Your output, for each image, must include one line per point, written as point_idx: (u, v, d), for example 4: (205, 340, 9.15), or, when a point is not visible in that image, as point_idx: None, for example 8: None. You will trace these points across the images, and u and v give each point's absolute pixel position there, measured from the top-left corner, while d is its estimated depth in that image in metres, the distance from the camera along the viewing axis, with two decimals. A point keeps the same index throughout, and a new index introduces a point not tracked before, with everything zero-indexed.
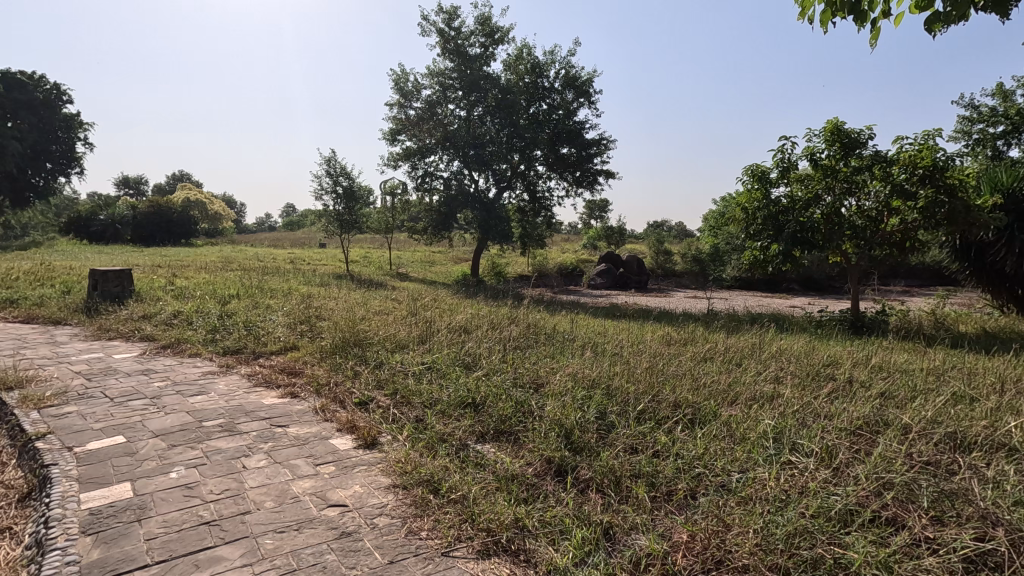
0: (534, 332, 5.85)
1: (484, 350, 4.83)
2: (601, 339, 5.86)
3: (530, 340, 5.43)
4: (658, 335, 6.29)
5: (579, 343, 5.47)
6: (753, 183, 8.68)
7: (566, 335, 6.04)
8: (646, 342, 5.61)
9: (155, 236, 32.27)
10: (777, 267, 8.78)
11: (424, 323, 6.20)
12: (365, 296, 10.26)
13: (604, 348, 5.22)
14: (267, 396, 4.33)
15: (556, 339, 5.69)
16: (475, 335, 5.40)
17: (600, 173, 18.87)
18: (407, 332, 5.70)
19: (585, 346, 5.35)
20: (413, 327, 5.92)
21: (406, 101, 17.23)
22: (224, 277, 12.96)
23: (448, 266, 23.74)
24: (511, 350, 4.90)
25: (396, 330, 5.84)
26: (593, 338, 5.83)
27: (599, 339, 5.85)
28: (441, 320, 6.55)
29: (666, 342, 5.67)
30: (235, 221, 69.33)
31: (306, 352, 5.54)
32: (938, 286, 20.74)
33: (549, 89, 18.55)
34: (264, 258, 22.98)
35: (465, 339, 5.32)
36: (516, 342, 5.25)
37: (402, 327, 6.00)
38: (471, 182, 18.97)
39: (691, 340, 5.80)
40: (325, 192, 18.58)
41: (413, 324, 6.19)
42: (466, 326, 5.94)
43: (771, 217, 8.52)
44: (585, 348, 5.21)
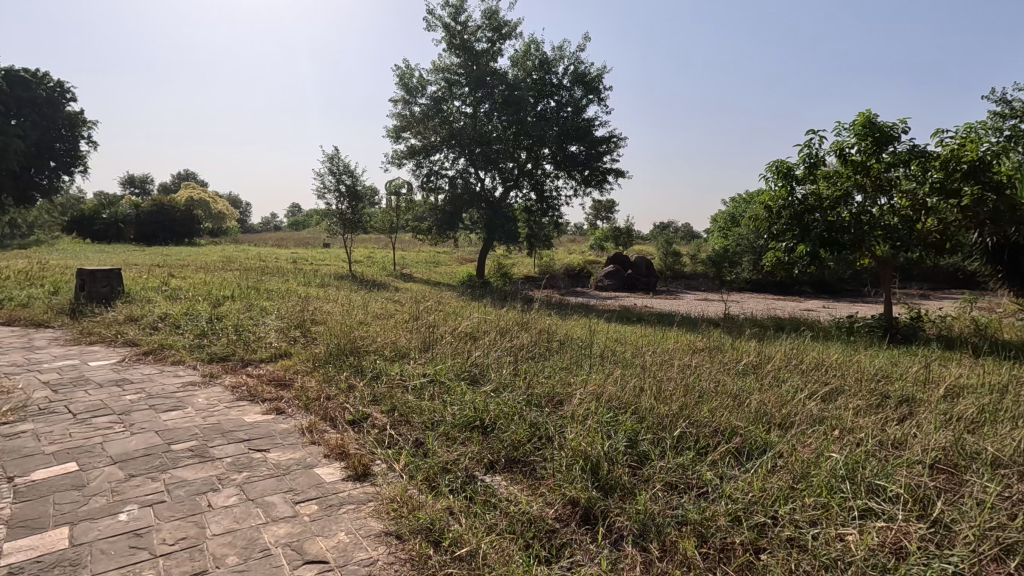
0: (546, 340, 5.38)
1: (492, 361, 4.36)
2: (618, 348, 5.38)
3: (542, 349, 4.96)
4: (680, 343, 5.80)
5: (597, 352, 4.99)
6: (777, 181, 8.14)
7: (581, 342, 5.57)
8: (670, 352, 5.13)
9: (157, 235, 32.05)
10: (802, 269, 8.25)
11: (427, 329, 5.75)
12: (367, 298, 9.82)
13: (626, 359, 4.75)
14: (250, 413, 3.87)
15: (572, 348, 5.21)
16: (483, 343, 4.93)
17: (609, 172, 18.36)
18: (409, 340, 5.24)
19: (604, 357, 4.86)
20: (415, 334, 5.47)
21: (410, 98, 16.81)
22: (221, 277, 12.56)
23: (453, 267, 23.32)
24: (522, 361, 4.43)
25: (396, 337, 5.37)
26: (611, 347, 5.36)
27: (617, 347, 5.37)
28: (445, 325, 6.11)
29: (691, 351, 5.18)
30: (240, 221, 69.38)
31: (298, 360, 5.08)
32: (954, 289, 20.21)
33: (558, 86, 18.05)
34: (266, 258, 22.61)
35: (471, 347, 4.86)
36: (527, 351, 4.77)
37: (403, 333, 5.55)
38: (477, 181, 18.53)
39: (717, 350, 5.31)
40: (328, 191, 18.16)
41: (416, 330, 5.74)
42: (472, 333, 5.48)
43: (796, 216, 8.00)
44: (602, 359, 4.73)
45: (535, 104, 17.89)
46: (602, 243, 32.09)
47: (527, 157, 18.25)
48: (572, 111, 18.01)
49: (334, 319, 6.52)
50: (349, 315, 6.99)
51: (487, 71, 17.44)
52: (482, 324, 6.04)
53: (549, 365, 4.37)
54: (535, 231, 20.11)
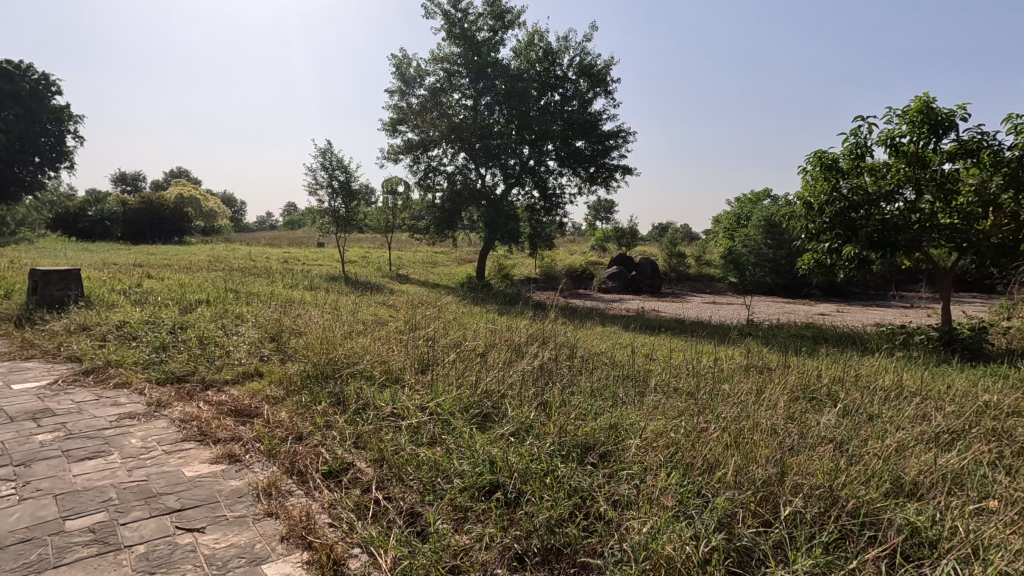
0: (570, 360, 4.51)
1: (511, 390, 3.49)
2: (652, 368, 4.50)
3: (569, 372, 4.08)
4: (720, 360, 4.95)
5: (632, 377, 4.11)
6: (819, 173, 7.28)
7: (609, 362, 4.71)
8: (722, 378, 4.25)
9: (145, 233, 31.13)
10: (845, 272, 7.37)
11: (427, 345, 4.86)
12: (359, 303, 8.94)
13: (670, 386, 3.88)
14: (195, 460, 2.95)
15: (603, 370, 4.35)
16: (495, 364, 4.02)
17: (616, 169, 17.52)
18: (406, 361, 4.35)
19: (645, 385, 3.98)
20: (415, 350, 4.59)
21: (408, 89, 15.87)
22: (201, 278, 11.66)
23: (450, 268, 22.42)
24: (544, 388, 3.56)
25: (391, 355, 4.47)
26: (647, 367, 4.49)
27: (652, 368, 4.51)
28: (448, 338, 5.23)
29: (741, 373, 4.31)
30: (235, 220, 68.56)
31: (268, 384, 4.19)
32: (968, 293, 19.55)
33: (563, 78, 17.15)
34: (256, 258, 21.72)
35: (483, 369, 3.96)
36: (547, 373, 3.90)
37: (397, 350, 4.68)
38: (477, 178, 17.64)
39: (770, 371, 4.46)
40: (319, 187, 17.23)
41: (412, 345, 4.86)
42: (483, 351, 4.60)
43: (840, 214, 7.11)
44: (638, 385, 3.85)
45: (539, 97, 17.00)
46: (603, 243, 31.29)
47: (529, 153, 17.39)
48: (578, 105, 17.12)
49: (318, 329, 5.64)
50: (335, 326, 6.13)
51: (488, 62, 16.56)
52: (492, 338, 5.17)
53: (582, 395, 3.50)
54: (537, 231, 19.25)
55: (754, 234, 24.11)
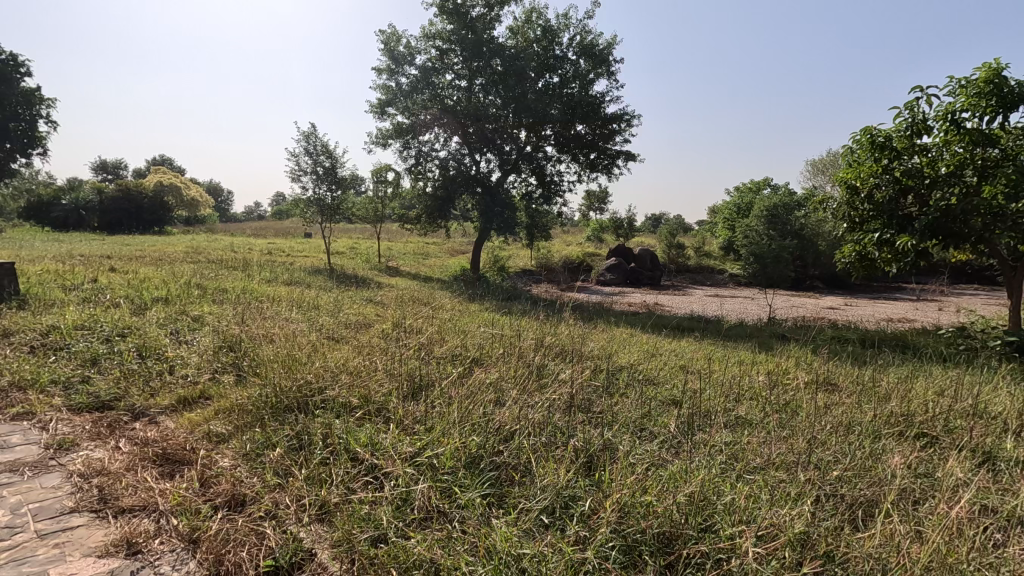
0: (600, 385, 3.60)
1: (535, 440, 2.58)
2: (698, 392, 3.64)
3: (602, 406, 3.16)
4: (772, 379, 4.09)
5: (682, 410, 3.21)
6: (868, 154, 6.39)
7: (647, 385, 3.80)
8: (792, 407, 3.38)
9: (122, 224, 29.81)
10: (893, 266, 6.50)
11: (420, 366, 3.91)
12: (342, 301, 7.97)
13: (737, 427, 2.99)
14: (75, 551, 2.00)
15: (643, 398, 3.44)
16: (510, 395, 3.11)
17: (618, 155, 16.59)
18: (394, 387, 3.41)
19: (704, 424, 3.08)
20: (404, 372, 3.64)
21: (397, 69, 14.74)
22: (169, 272, 10.60)
23: (443, 260, 21.41)
24: (577, 432, 2.66)
25: (375, 378, 3.53)
26: (695, 391, 3.60)
27: (700, 393, 3.61)
28: (443, 352, 4.33)
29: (809, 399, 3.46)
30: (221, 210, 67.28)
31: (213, 416, 3.25)
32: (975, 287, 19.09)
33: (562, 58, 16.14)
34: (237, 249, 20.60)
35: (493, 402, 3.05)
36: (572, 405, 3.02)
37: (382, 368, 3.73)
38: (471, 164, 16.62)
39: (841, 393, 3.61)
40: (303, 173, 16.11)
41: (401, 363, 3.90)
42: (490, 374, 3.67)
43: (892, 199, 6.23)
44: (692, 424, 2.98)
45: (537, 79, 15.97)
46: (599, 234, 30.49)
47: (526, 138, 16.42)
48: (578, 86, 16.12)
49: (289, 337, 4.68)
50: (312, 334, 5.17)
51: (484, 40, 15.46)
52: (501, 355, 4.24)
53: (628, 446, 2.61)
54: (534, 221, 18.34)
55: (756, 225, 23.33)
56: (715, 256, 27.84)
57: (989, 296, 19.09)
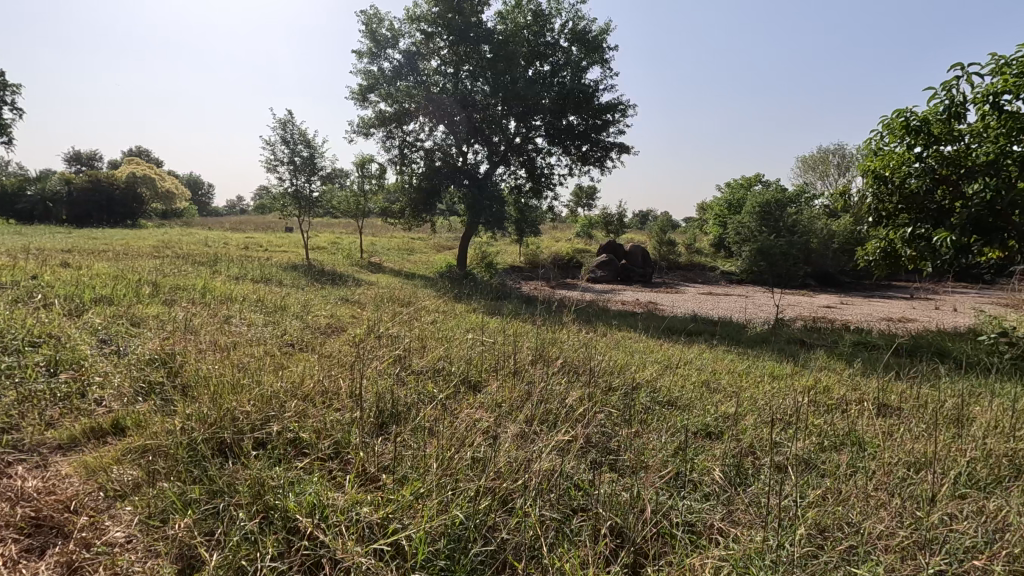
0: (619, 415, 2.91)
1: (544, 510, 1.89)
2: (735, 422, 2.98)
3: (625, 448, 2.48)
4: (812, 400, 3.46)
5: (725, 452, 2.54)
6: (901, 139, 5.74)
7: (672, 411, 3.13)
8: (854, 442, 2.74)
9: (92, 216, 28.59)
10: (924, 264, 5.90)
11: (398, 390, 3.19)
12: (314, 300, 7.20)
13: (801, 476, 2.33)
14: None
15: (672, 432, 2.76)
16: (507, 434, 2.41)
17: (611, 147, 15.92)
18: (359, 420, 2.68)
19: (758, 472, 2.42)
20: (375, 399, 2.91)
21: (379, 52, 13.90)
22: (128, 267, 9.69)
23: (429, 256, 20.62)
24: (600, 499, 1.98)
25: (337, 408, 2.80)
26: (734, 421, 2.94)
27: (740, 423, 2.95)
28: (425, 371, 3.64)
29: (873, 433, 2.83)
30: (200, 204, 65.61)
31: (121, 456, 2.46)
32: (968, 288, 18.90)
33: (554, 45, 15.41)
34: (211, 243, 19.59)
35: (487, 446, 2.34)
36: (586, 452, 2.33)
37: (348, 393, 3.00)
38: (458, 155, 15.86)
39: (908, 422, 2.98)
40: (279, 162, 15.15)
41: (372, 385, 3.18)
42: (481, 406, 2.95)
43: (928, 189, 5.59)
44: (744, 479, 2.30)
45: (527, 66, 15.22)
46: (589, 231, 29.97)
47: (516, 128, 15.68)
48: (570, 74, 15.40)
49: (243, 350, 3.89)
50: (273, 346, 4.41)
51: (471, 23, 14.66)
52: (495, 376, 3.53)
53: (666, 518, 1.95)
54: (524, 215, 17.64)
55: (747, 221, 22.95)
56: (706, 253, 27.37)
57: (982, 294, 18.88)
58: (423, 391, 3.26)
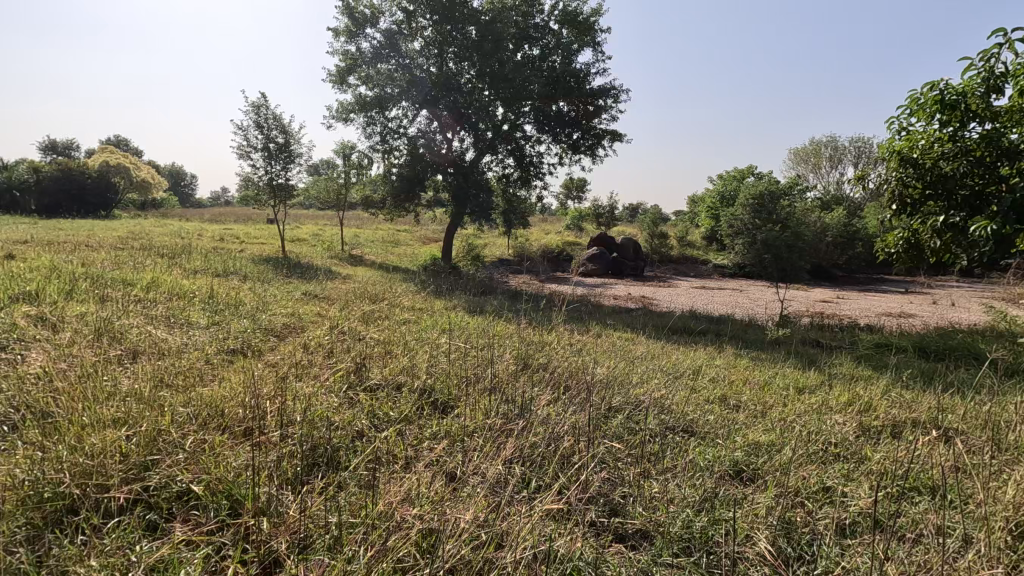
0: (621, 460, 2.27)
1: None
2: (771, 461, 2.33)
3: (640, 522, 1.83)
4: (856, 423, 2.82)
5: (768, 511, 1.90)
6: (937, 114, 5.05)
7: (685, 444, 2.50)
8: (933, 495, 2.10)
9: (61, 206, 27.45)
10: (957, 257, 5.23)
11: (341, 422, 2.52)
12: (277, 297, 6.46)
13: (884, 552, 1.68)
14: None
15: (694, 481, 2.10)
16: (473, 507, 1.72)
17: (604, 135, 15.24)
18: (273, 470, 2.00)
19: (818, 544, 1.77)
20: (304, 439, 2.22)
21: (358, 31, 13.07)
22: (77, 258, 8.85)
23: (414, 249, 19.86)
24: None
25: (251, 449, 2.13)
26: (769, 461, 2.30)
27: (774, 461, 2.31)
28: (383, 391, 2.96)
29: (949, 475, 2.20)
30: (181, 195, 63.96)
31: None
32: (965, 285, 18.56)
33: (543, 28, 14.68)
34: (185, 234, 18.66)
35: (442, 520, 1.66)
36: (579, 534, 1.67)
37: (275, 427, 2.32)
38: (442, 142, 15.08)
39: (988, 457, 2.35)
40: (251, 149, 14.26)
41: (307, 415, 2.50)
42: (444, 448, 2.29)
43: (966, 172, 4.90)
44: (803, 561, 1.66)
45: (515, 49, 14.47)
46: (579, 223, 29.38)
47: (504, 114, 14.94)
48: (560, 58, 14.67)
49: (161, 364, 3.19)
50: (208, 356, 3.70)
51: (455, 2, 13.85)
52: (466, 396, 2.87)
53: None
54: (512, 206, 16.91)
55: (740, 213, 22.44)
56: (698, 245, 26.84)
57: (977, 289, 18.61)
58: (374, 425, 2.59)
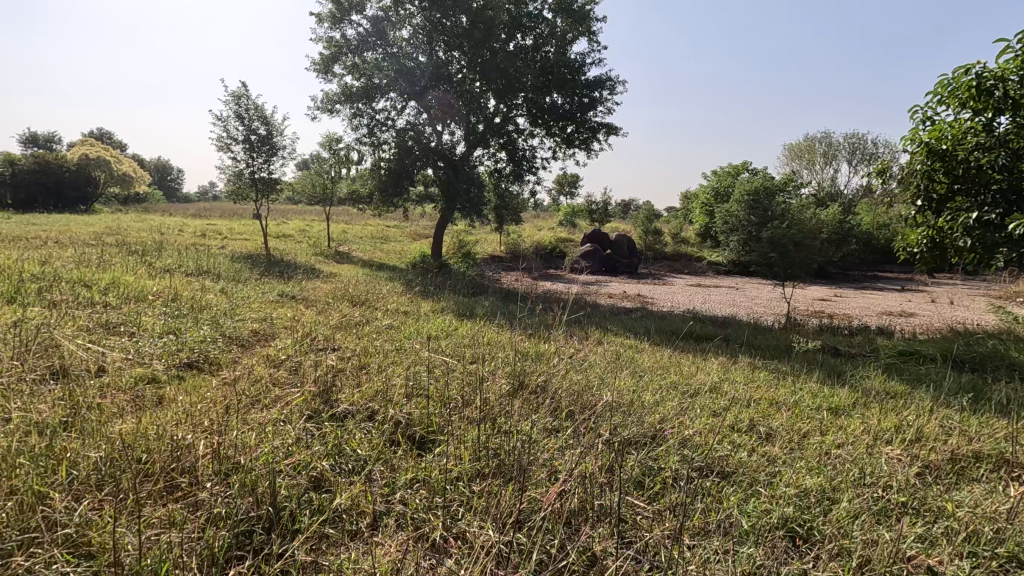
0: (642, 521, 1.81)
1: None
2: (822, 515, 1.90)
3: None
4: (911, 458, 2.39)
5: None
6: (970, 103, 4.64)
7: (718, 496, 2.03)
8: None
9: (38, 200, 26.62)
10: (987, 258, 4.82)
11: (293, 469, 2.03)
12: (250, 299, 5.96)
13: None
14: None
15: (737, 551, 1.66)
16: None
17: (599, 128, 14.75)
18: (193, 548, 1.51)
19: None
20: (238, 500, 1.73)
21: (343, 17, 12.47)
22: (39, 255, 8.27)
23: (403, 245, 19.32)
24: None
25: (167, 518, 1.63)
26: (822, 518, 1.87)
27: (831, 519, 1.86)
28: (351, 419, 2.50)
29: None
30: (167, 190, 62.80)
31: None
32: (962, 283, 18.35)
33: (537, 16, 14.14)
34: (164, 230, 17.99)
35: None
36: None
37: (206, 482, 1.83)
38: (432, 135, 14.52)
39: None
40: (232, 141, 13.63)
41: (253, 461, 2.02)
42: (423, 507, 1.83)
43: (1002, 165, 4.48)
44: None
45: (508, 38, 13.91)
46: (572, 220, 29.01)
47: (496, 106, 14.40)
48: (555, 48, 14.14)
49: (84, 393, 2.68)
50: (153, 375, 3.20)
51: None
52: (449, 429, 2.39)
53: None
54: (504, 202, 16.42)
55: (735, 210, 22.12)
56: (692, 242, 26.53)
57: (973, 287, 18.46)
58: (336, 472, 2.10)
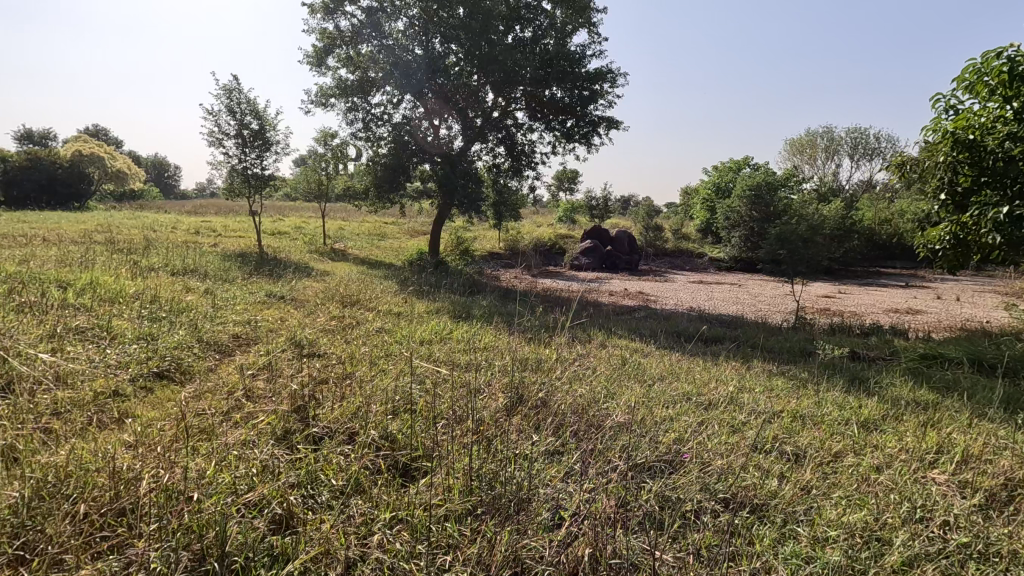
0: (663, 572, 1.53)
1: None
2: (873, 561, 1.62)
3: None
4: (962, 484, 2.11)
5: None
6: (998, 89, 4.35)
7: (748, 536, 1.75)
8: None
9: (30, 197, 26.31)
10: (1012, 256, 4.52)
11: (254, 508, 1.75)
12: (234, 300, 5.67)
13: None
14: None
15: None
16: None
17: (599, 122, 14.42)
18: None
19: None
20: (179, 553, 1.45)
21: (336, 8, 12.13)
22: (21, 254, 7.99)
23: (400, 242, 19.01)
24: None
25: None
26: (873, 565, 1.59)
27: (884, 567, 1.58)
28: (325, 442, 2.21)
29: None
30: (163, 187, 62.40)
31: None
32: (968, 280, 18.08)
33: (535, 7, 13.78)
34: (157, 227, 17.70)
35: None
36: None
37: (146, 530, 1.55)
38: (429, 129, 14.20)
39: None
40: (223, 136, 13.30)
41: (208, 499, 1.73)
42: (402, 555, 1.55)
43: None
44: None
45: (506, 30, 13.56)
46: (571, 216, 28.72)
47: (494, 100, 14.06)
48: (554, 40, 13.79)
49: (32, 414, 2.39)
50: (118, 387, 2.92)
51: None
52: (437, 454, 2.11)
53: None
54: (503, 198, 16.11)
55: (736, 205, 21.84)
56: (693, 238, 26.26)
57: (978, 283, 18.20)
58: (306, 509, 1.82)
